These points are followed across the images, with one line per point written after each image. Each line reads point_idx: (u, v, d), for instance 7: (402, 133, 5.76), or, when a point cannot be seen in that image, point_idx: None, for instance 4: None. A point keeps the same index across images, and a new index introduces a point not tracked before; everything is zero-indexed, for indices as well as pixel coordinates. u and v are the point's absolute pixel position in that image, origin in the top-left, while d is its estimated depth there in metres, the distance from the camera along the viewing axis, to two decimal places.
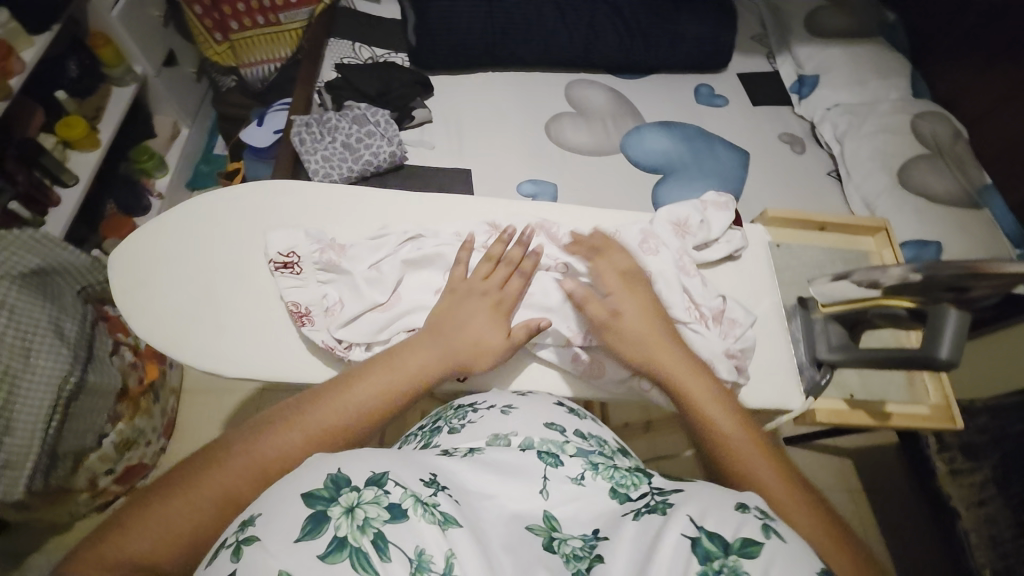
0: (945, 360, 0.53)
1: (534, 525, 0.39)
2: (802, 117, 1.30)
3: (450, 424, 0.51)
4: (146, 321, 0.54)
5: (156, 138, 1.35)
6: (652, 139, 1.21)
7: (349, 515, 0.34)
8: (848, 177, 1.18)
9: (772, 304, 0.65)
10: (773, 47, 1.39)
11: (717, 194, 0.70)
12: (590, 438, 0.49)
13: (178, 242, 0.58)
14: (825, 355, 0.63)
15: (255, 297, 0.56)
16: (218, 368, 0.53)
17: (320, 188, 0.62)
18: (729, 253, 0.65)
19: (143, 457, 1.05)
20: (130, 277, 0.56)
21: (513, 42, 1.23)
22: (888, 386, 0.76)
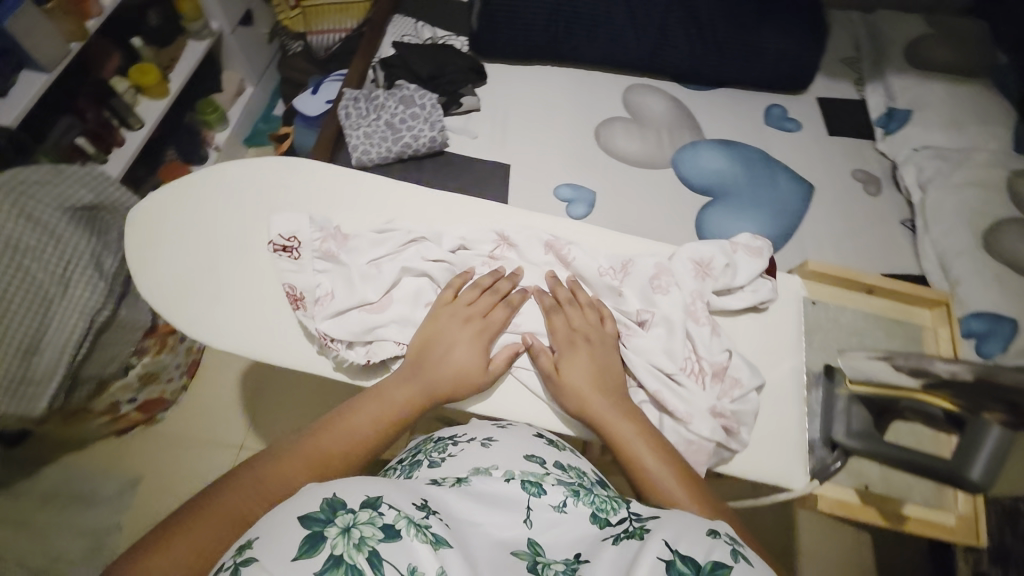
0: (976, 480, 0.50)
1: (520, 550, 0.37)
2: (883, 155, 1.17)
3: (430, 459, 0.49)
4: (149, 282, 0.56)
5: (222, 93, 1.40)
6: (707, 158, 1.13)
7: (345, 534, 0.33)
8: (924, 230, 1.05)
9: (790, 369, 0.58)
10: (864, 73, 1.25)
11: (752, 238, 0.64)
12: (569, 471, 0.48)
13: (193, 210, 0.59)
14: (843, 438, 0.58)
15: (255, 274, 0.57)
16: (207, 338, 0.54)
17: (340, 176, 0.64)
18: (754, 303, 0.59)
19: (163, 392, 1.12)
20: (142, 236, 0.58)
21: (576, 38, 1.18)
22: (911, 486, 0.68)
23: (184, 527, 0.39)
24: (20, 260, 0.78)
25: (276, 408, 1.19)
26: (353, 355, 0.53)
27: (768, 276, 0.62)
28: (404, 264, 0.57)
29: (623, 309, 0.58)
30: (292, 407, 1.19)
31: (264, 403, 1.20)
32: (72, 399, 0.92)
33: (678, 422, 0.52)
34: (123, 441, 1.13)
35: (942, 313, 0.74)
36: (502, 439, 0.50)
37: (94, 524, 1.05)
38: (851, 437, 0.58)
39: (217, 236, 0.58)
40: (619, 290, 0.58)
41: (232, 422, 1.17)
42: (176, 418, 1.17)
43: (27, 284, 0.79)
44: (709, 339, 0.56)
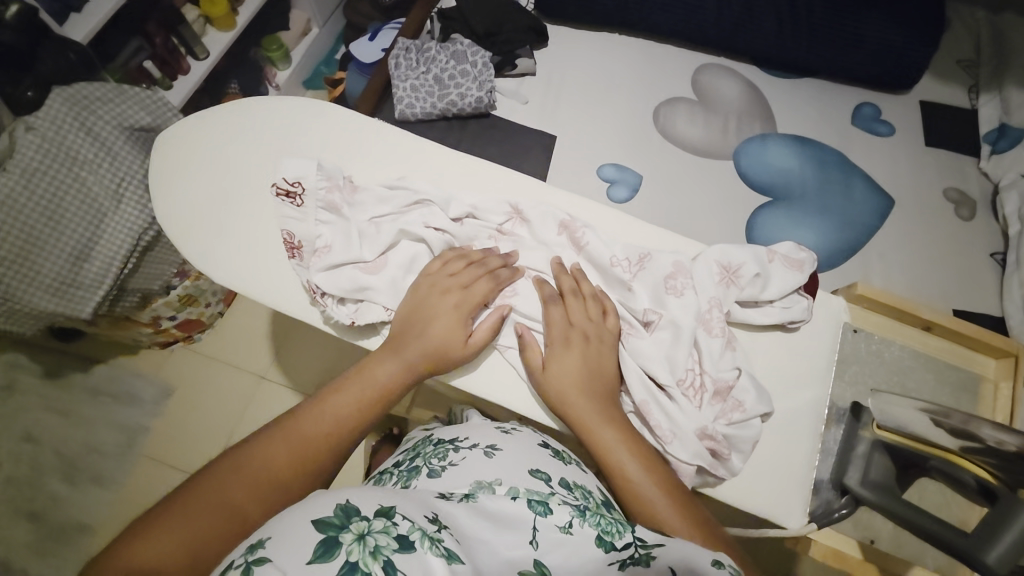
0: (991, 566, 0.43)
1: (526, 570, 0.37)
2: (985, 175, 1.01)
3: (430, 466, 0.49)
4: (165, 208, 0.57)
5: (288, 31, 1.42)
6: (775, 154, 1.02)
7: (361, 542, 0.33)
8: (1015, 268, 0.92)
9: (811, 399, 0.53)
10: (982, 77, 1.08)
11: (796, 248, 0.57)
12: (574, 491, 0.47)
13: (215, 142, 0.60)
14: (854, 485, 0.52)
15: (263, 213, 0.57)
16: (209, 269, 0.55)
17: (365, 128, 0.62)
18: (781, 322, 0.54)
19: (201, 315, 1.20)
20: (165, 162, 0.59)
21: (650, 7, 1.09)
22: (921, 550, 0.64)
23: (174, 512, 0.38)
24: (78, 170, 0.85)
25: (300, 347, 1.25)
26: (341, 312, 0.53)
27: (807, 295, 0.56)
28: (401, 228, 0.56)
29: (632, 305, 0.54)
30: (315, 348, 1.25)
31: (291, 339, 1.26)
32: (119, 308, 0.98)
33: (657, 439, 0.49)
34: (163, 354, 1.23)
35: (1009, 366, 0.66)
36: (506, 449, 0.51)
37: (131, 423, 1.16)
38: (864, 488, 0.52)
39: (233, 172, 0.59)
40: (630, 285, 0.54)
41: (258, 352, 1.24)
42: (210, 340, 1.25)
43: (82, 192, 0.85)
44: (717, 353, 0.51)
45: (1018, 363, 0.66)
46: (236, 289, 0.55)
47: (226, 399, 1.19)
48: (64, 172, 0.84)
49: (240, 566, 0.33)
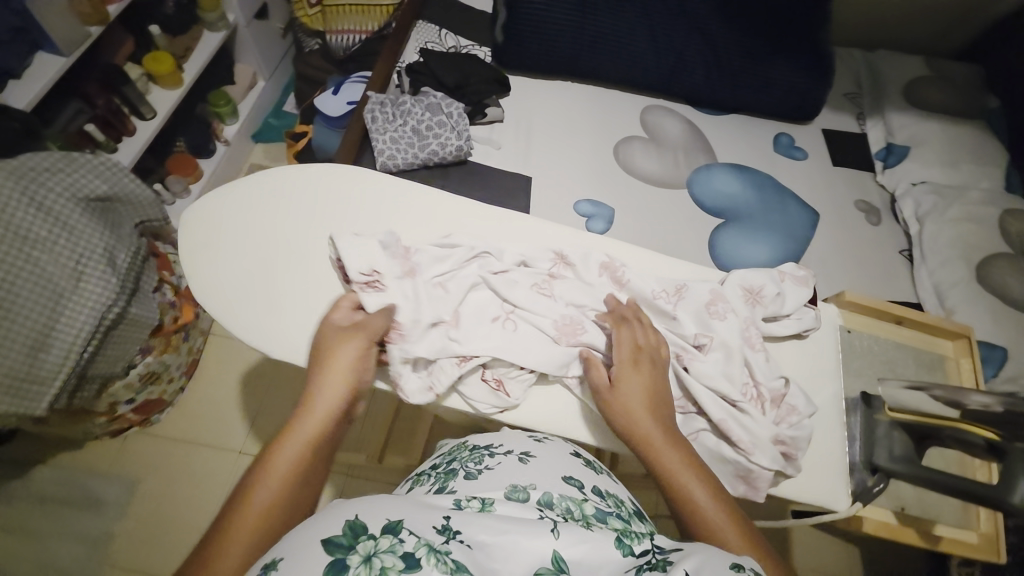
0: (1017, 505, 0.51)
1: (543, 569, 0.38)
2: (882, 186, 1.23)
3: (466, 469, 0.51)
4: (208, 286, 0.58)
5: (234, 86, 1.38)
6: (721, 180, 1.17)
7: (367, 564, 0.34)
8: (921, 261, 1.11)
9: (833, 394, 0.61)
10: (865, 108, 1.32)
11: (796, 266, 0.66)
12: (608, 498, 0.50)
13: (251, 216, 0.62)
14: (884, 462, 0.60)
15: (317, 282, 0.60)
16: (268, 345, 0.56)
17: (401, 191, 0.66)
18: (799, 331, 0.62)
19: (163, 393, 1.09)
20: (199, 240, 0.60)
21: (599, 58, 1.19)
22: (944, 506, 0.70)
23: None
24: (31, 252, 0.75)
25: (280, 410, 1.17)
26: (417, 378, 0.55)
27: (810, 305, 0.65)
28: (471, 281, 0.60)
29: (678, 332, 0.60)
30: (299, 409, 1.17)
31: (268, 406, 1.17)
32: (75, 400, 0.88)
33: (738, 450, 0.54)
34: (118, 442, 1.09)
35: (964, 345, 0.77)
36: (539, 453, 0.53)
37: (86, 528, 1.01)
38: (893, 462, 0.60)
39: (269, 244, 0.60)
40: (674, 314, 0.60)
41: (233, 425, 1.14)
42: (176, 419, 1.14)
43: (38, 277, 0.76)
44: (765, 367, 0.58)
45: (971, 341, 0.76)
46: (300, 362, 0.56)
47: (201, 482, 1.08)
48: (16, 255, 0.74)
49: None
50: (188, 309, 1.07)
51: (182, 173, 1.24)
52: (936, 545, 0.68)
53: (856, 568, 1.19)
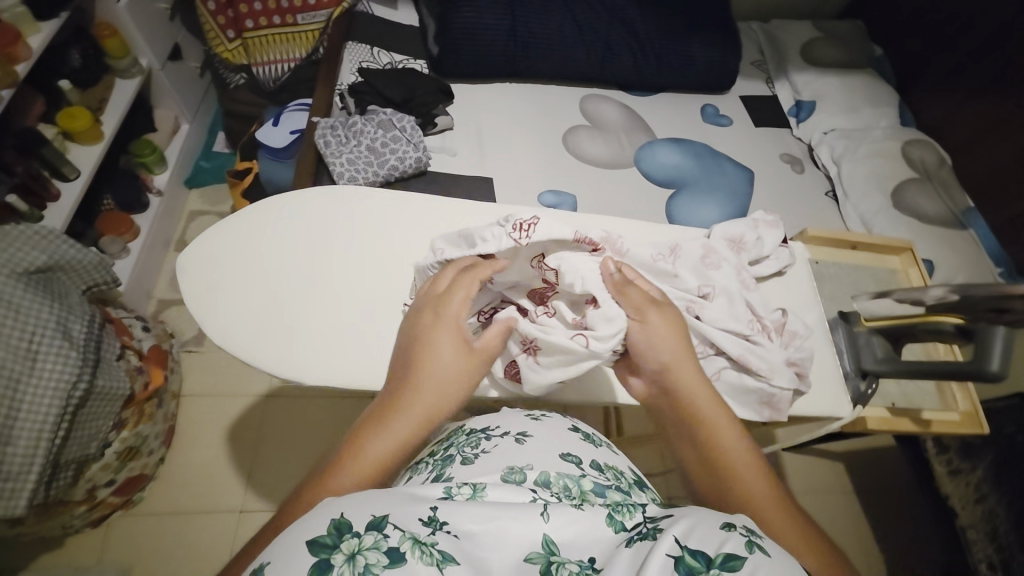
0: (994, 372, 0.59)
1: (533, 554, 0.39)
2: (800, 139, 1.37)
3: (463, 454, 0.54)
4: (220, 326, 0.60)
5: (158, 133, 1.31)
6: (664, 154, 1.25)
7: (351, 562, 0.35)
8: (845, 197, 1.24)
9: (817, 317, 0.70)
10: (772, 72, 1.46)
11: (765, 212, 0.74)
12: (606, 471, 0.54)
13: (247, 252, 0.64)
14: (872, 366, 0.68)
15: (322, 303, 0.63)
16: (290, 371, 0.59)
17: (396, 204, 0.70)
18: (778, 269, 0.70)
19: (144, 467, 1.01)
20: (201, 285, 0.62)
21: (533, 56, 1.23)
22: (925, 394, 0.76)
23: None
24: None
25: (278, 455, 1.12)
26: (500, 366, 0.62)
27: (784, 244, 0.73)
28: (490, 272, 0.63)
29: (682, 287, 0.64)
30: (300, 452, 1.13)
31: (266, 456, 1.11)
32: (52, 491, 0.80)
33: (760, 379, 0.61)
34: (102, 530, 1.00)
35: (909, 256, 0.85)
36: (535, 434, 0.57)
37: None
38: (878, 365, 0.68)
39: (275, 276, 0.63)
40: (676, 272, 0.64)
41: (230, 484, 1.08)
42: (165, 492, 1.05)
43: None
44: (764, 303, 0.65)
45: (912, 253, 0.85)
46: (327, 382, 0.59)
47: (207, 552, 1.01)
48: None
49: None
50: (158, 372, 1.00)
51: (117, 232, 1.16)
52: (928, 428, 0.74)
53: (846, 481, 1.32)
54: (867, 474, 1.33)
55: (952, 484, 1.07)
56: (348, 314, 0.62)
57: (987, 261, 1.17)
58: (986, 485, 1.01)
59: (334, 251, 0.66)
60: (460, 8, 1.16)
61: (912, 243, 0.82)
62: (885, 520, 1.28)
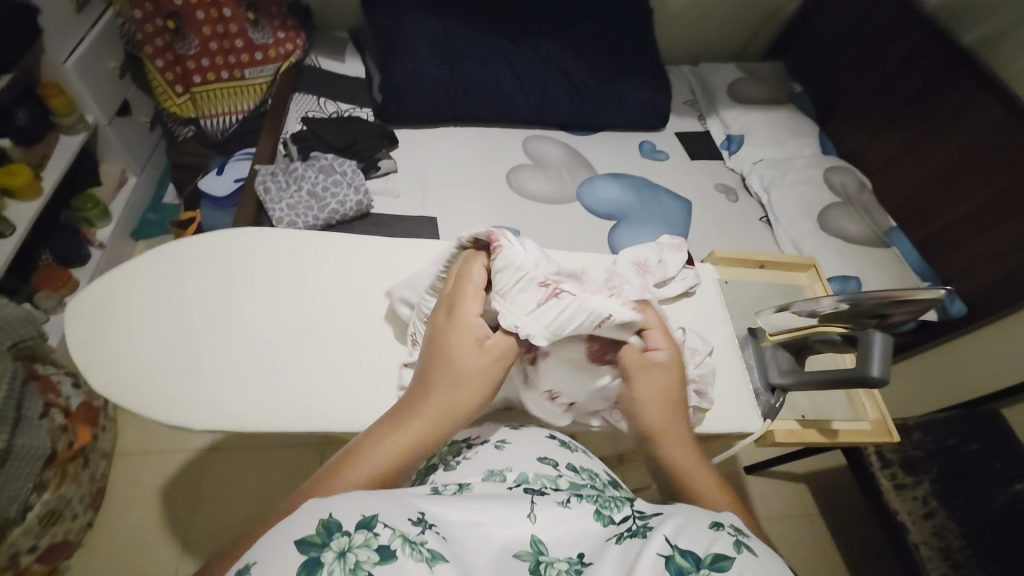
0: (877, 378, 0.61)
1: (523, 552, 0.42)
2: (733, 170, 1.45)
3: (445, 462, 0.57)
4: (107, 375, 0.59)
5: (102, 187, 1.31)
6: (604, 188, 1.30)
7: (341, 559, 0.36)
8: (776, 222, 1.31)
9: (726, 335, 0.73)
10: (703, 110, 1.56)
11: (671, 236, 0.77)
12: (581, 472, 0.55)
13: (142, 297, 0.64)
14: (777, 380, 0.70)
15: (218, 346, 0.62)
16: (176, 418, 0.57)
17: (309, 241, 0.71)
18: (685, 289, 0.73)
19: (68, 533, 0.93)
20: (87, 333, 0.60)
21: (474, 101, 1.30)
22: (834, 406, 0.80)
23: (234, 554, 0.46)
24: None
25: (217, 513, 1.06)
26: None
27: (690, 265, 0.76)
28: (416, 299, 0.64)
29: None
30: (242, 508, 1.07)
31: (204, 512, 1.05)
32: None
33: None
34: None
35: (814, 273, 0.91)
36: (514, 439, 0.59)
37: None
38: (783, 377, 0.70)
39: (172, 321, 0.63)
40: None
41: (167, 548, 1.01)
42: (92, 562, 0.97)
43: None
44: None
45: (817, 269, 0.91)
46: (216, 427, 0.58)
47: None
48: None
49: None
50: (86, 430, 0.94)
51: (53, 286, 1.12)
52: (836, 439, 0.76)
53: (809, 501, 1.31)
54: (826, 491, 1.33)
55: (899, 498, 1.05)
56: (240, 353, 0.62)
57: (912, 277, 1.24)
58: (932, 498, 1.03)
59: (236, 294, 0.66)
60: (402, 59, 1.22)
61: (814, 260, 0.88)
62: (848, 539, 1.28)
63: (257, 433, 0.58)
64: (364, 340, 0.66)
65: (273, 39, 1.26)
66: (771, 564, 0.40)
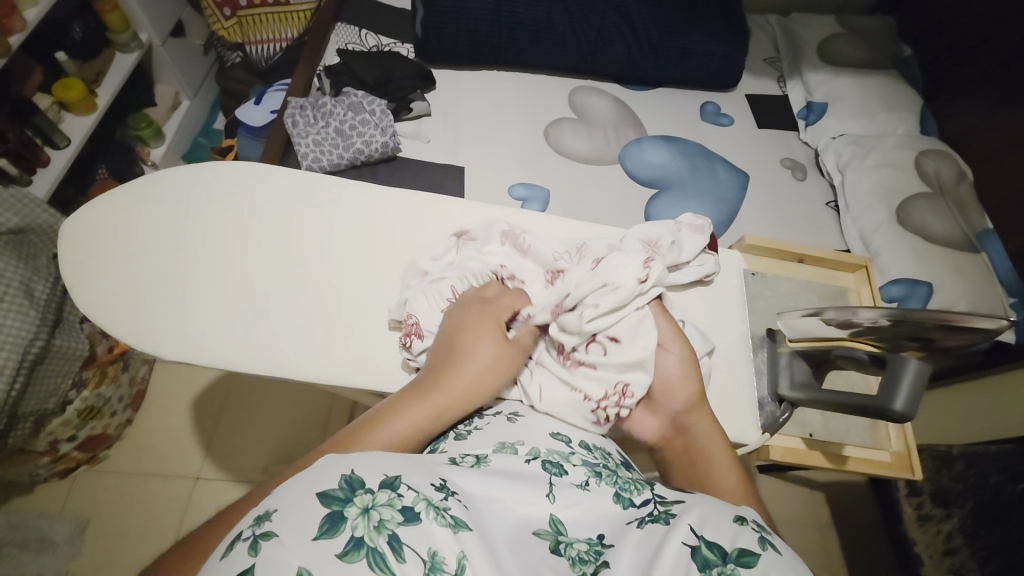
0: (900, 413, 0.54)
1: (541, 530, 0.39)
2: (807, 144, 1.27)
3: (456, 429, 0.51)
4: (94, 295, 0.61)
5: (157, 108, 1.35)
6: (652, 153, 1.17)
7: (366, 516, 0.33)
8: (846, 209, 1.15)
9: (736, 333, 0.69)
10: (785, 71, 1.36)
11: (694, 216, 0.73)
12: (594, 451, 0.50)
13: (136, 223, 0.65)
14: (787, 392, 0.65)
15: (200, 280, 0.63)
16: (150, 347, 0.59)
17: (315, 184, 0.71)
18: (700, 276, 0.69)
19: (107, 428, 1.05)
20: (81, 253, 0.63)
21: (520, 43, 1.20)
22: (852, 428, 0.72)
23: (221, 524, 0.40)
24: None
25: (234, 430, 1.14)
26: None
27: (711, 251, 0.72)
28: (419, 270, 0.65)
29: None
30: (252, 426, 1.15)
31: (221, 425, 1.14)
32: (8, 441, 0.84)
33: None
34: (67, 482, 1.05)
35: (863, 275, 0.81)
36: (527, 415, 0.54)
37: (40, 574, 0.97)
38: (794, 390, 0.65)
39: (163, 249, 0.64)
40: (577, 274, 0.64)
41: (189, 451, 1.11)
42: (125, 453, 1.09)
43: None
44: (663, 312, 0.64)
45: (869, 271, 0.81)
46: (186, 358, 0.59)
47: (159, 515, 1.04)
48: None
49: (248, 538, 0.33)
50: None
51: None
52: (843, 465, 0.70)
53: (824, 511, 1.24)
54: (844, 505, 1.25)
55: (920, 530, 1.04)
56: (222, 290, 0.63)
57: (997, 291, 1.06)
58: (959, 536, 0.97)
59: (223, 232, 0.66)
60: None
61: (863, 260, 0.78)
62: (860, 558, 1.20)
63: (233, 371, 0.59)
64: (344, 291, 0.65)
65: None
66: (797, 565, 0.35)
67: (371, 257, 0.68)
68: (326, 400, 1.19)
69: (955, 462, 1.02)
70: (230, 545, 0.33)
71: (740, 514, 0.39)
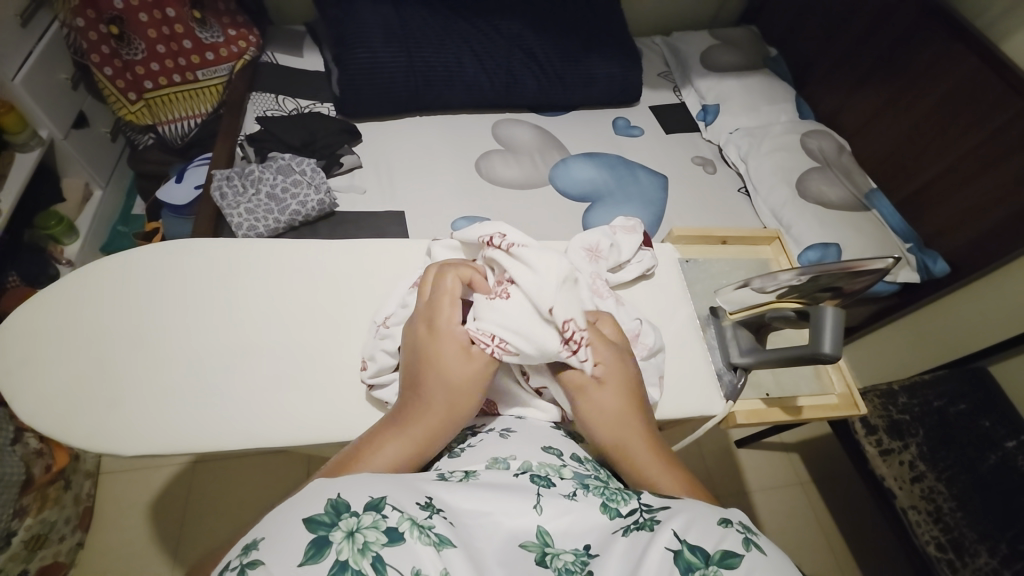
0: (829, 354, 0.63)
1: (528, 542, 0.39)
2: (710, 141, 1.41)
3: (450, 450, 0.53)
4: (31, 403, 0.56)
5: (65, 203, 1.27)
6: (579, 170, 1.25)
7: (350, 539, 0.34)
8: (755, 192, 1.28)
9: (682, 316, 0.75)
10: (678, 81, 1.52)
11: (626, 219, 0.80)
12: (585, 462, 0.52)
13: (69, 317, 0.62)
14: (738, 359, 0.71)
15: (150, 363, 0.60)
16: (105, 445, 0.55)
17: (258, 248, 0.71)
18: (641, 272, 0.75)
19: (57, 555, 0.94)
20: (13, 359, 0.59)
21: (437, 88, 1.26)
22: (800, 380, 0.79)
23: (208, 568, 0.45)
24: None
25: (210, 526, 1.05)
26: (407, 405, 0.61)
27: (647, 247, 0.78)
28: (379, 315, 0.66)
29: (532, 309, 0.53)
30: (228, 517, 1.07)
31: (191, 525, 1.05)
32: None
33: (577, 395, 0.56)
34: None
35: (778, 245, 0.90)
36: (519, 429, 0.56)
37: None
38: (744, 357, 0.71)
39: (104, 339, 0.61)
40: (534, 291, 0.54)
41: (156, 561, 1.01)
42: None
43: None
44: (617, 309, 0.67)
45: (781, 241, 0.90)
46: (144, 448, 0.56)
47: None
48: None
49: (236, 567, 0.34)
50: (64, 451, 0.93)
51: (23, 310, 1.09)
52: (801, 416, 0.76)
53: (803, 469, 1.31)
54: (817, 459, 1.33)
55: (885, 465, 1.08)
56: (177, 368, 0.60)
57: (893, 239, 1.22)
58: (920, 462, 1.06)
59: (168, 310, 0.64)
60: (356, 50, 1.18)
61: (775, 232, 0.88)
62: (841, 506, 1.28)
63: (202, 450, 0.57)
64: (304, 349, 0.65)
65: (224, 37, 1.22)
66: (779, 563, 0.38)
67: (329, 309, 0.68)
68: (306, 473, 1.14)
69: (899, 395, 1.13)
70: (222, 570, 0.34)
71: (726, 516, 0.41)
